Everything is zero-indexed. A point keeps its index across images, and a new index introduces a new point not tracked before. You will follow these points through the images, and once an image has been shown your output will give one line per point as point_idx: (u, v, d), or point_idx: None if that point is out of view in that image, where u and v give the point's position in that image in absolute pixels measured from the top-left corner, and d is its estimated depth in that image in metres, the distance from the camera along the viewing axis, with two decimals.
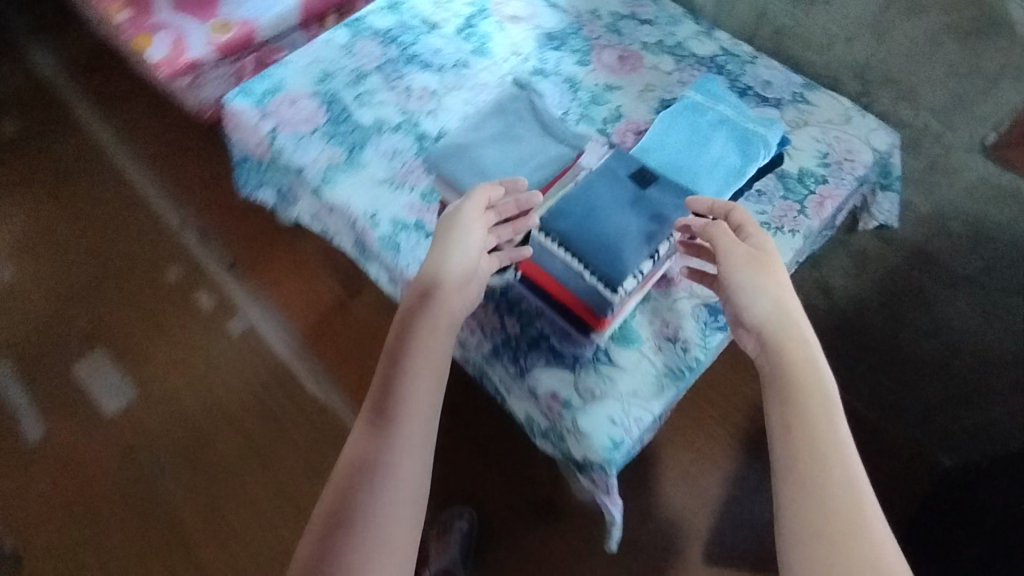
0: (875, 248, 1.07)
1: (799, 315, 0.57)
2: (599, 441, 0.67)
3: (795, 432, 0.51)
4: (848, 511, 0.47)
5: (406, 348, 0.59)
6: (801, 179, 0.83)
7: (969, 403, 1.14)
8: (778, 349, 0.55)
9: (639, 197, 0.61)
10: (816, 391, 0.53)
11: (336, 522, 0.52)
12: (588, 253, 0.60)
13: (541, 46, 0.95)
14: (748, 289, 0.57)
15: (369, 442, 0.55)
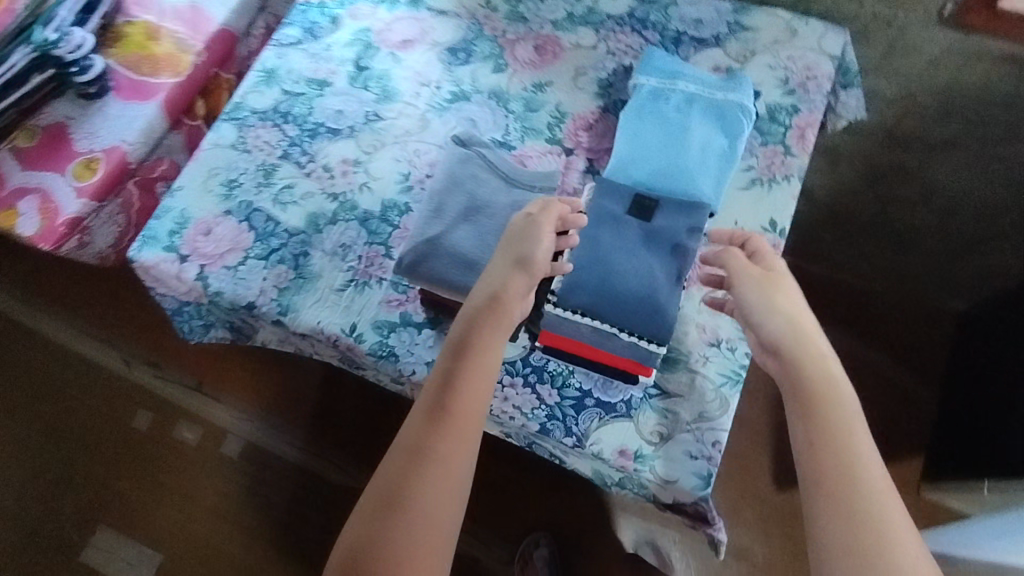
0: (845, 140, 1.03)
1: (817, 335, 0.56)
2: (686, 481, 0.63)
3: (818, 448, 0.50)
4: (879, 525, 0.46)
5: (466, 359, 0.53)
6: (773, 116, 0.76)
7: (969, 255, 1.14)
8: (797, 365, 0.54)
9: (650, 234, 0.59)
10: (835, 408, 0.52)
11: (388, 504, 0.48)
12: (624, 313, 0.57)
13: (447, 64, 0.83)
14: (762, 310, 0.58)
15: (424, 438, 0.50)
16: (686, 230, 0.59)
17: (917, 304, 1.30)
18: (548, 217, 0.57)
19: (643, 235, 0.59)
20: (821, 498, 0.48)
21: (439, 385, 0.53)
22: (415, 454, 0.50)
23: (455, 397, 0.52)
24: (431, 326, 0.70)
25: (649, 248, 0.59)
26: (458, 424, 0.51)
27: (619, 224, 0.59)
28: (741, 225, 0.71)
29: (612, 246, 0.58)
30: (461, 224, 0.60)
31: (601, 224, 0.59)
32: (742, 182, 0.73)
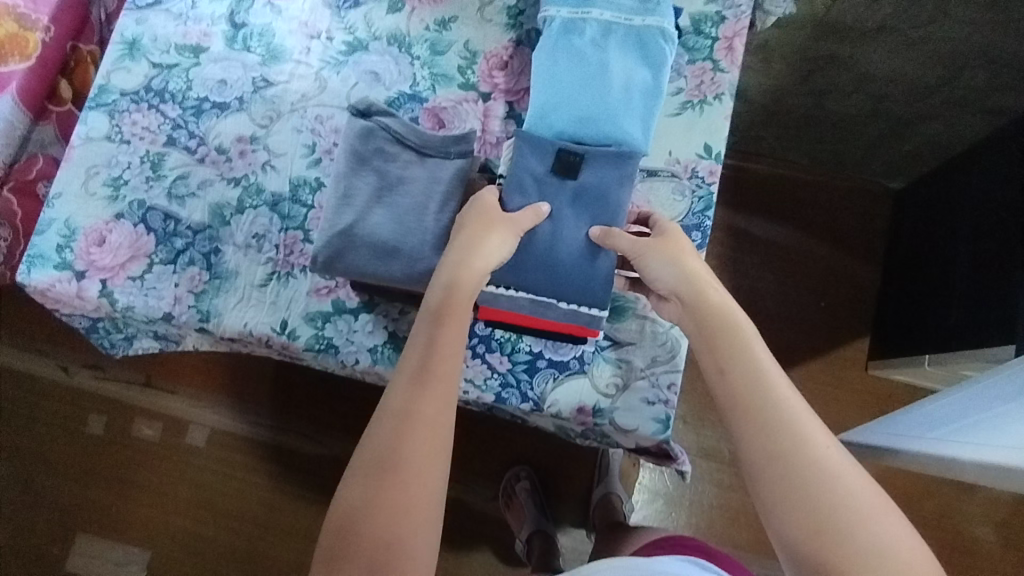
0: (776, 37, 0.98)
1: (709, 275, 0.52)
2: (647, 428, 0.62)
3: (739, 399, 0.46)
4: (804, 459, 0.43)
5: (447, 320, 0.49)
6: (698, 29, 0.71)
7: (902, 137, 1.13)
8: (696, 307, 0.51)
9: (577, 194, 0.56)
10: (745, 351, 0.48)
11: (378, 468, 0.44)
12: (561, 286, 0.55)
13: (336, 9, 0.74)
14: (657, 268, 0.53)
15: (410, 398, 0.46)
16: (615, 182, 0.56)
17: (855, 191, 1.31)
18: (522, 224, 0.53)
19: (572, 197, 0.56)
20: (752, 448, 0.45)
21: (422, 346, 0.48)
22: (402, 415, 0.45)
23: (440, 358, 0.48)
24: (367, 311, 0.66)
25: (580, 210, 0.56)
26: (444, 384, 0.47)
27: (543, 186, 0.56)
28: (675, 155, 0.68)
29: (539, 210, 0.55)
30: (375, 208, 0.54)
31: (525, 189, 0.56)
32: (672, 107, 0.69)
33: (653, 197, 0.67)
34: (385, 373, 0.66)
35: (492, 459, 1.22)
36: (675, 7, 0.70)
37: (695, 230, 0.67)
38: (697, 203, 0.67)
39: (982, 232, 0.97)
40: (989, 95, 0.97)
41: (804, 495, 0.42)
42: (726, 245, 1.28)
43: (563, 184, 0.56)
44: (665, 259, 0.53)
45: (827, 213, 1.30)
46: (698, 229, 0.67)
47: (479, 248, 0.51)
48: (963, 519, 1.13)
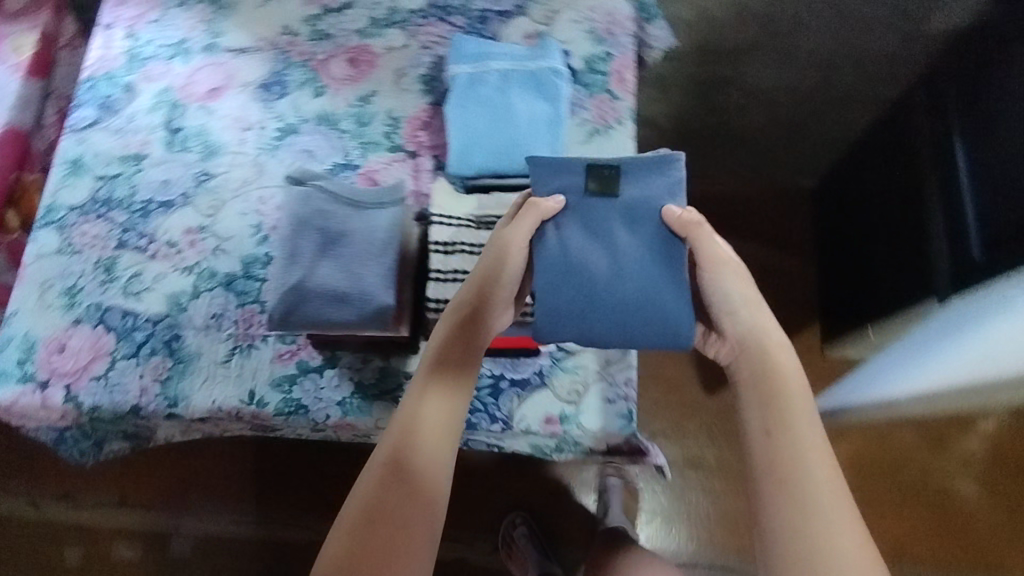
0: (667, 67, 1.10)
1: (776, 333, 0.59)
2: (612, 425, 0.66)
3: (775, 464, 0.53)
4: (815, 526, 0.50)
5: (438, 377, 0.56)
6: (591, 67, 0.80)
7: (801, 137, 1.25)
8: (756, 362, 0.58)
9: (629, 211, 0.60)
10: (790, 424, 0.54)
11: (370, 517, 0.51)
12: (630, 306, 0.58)
13: (265, 101, 0.82)
14: (737, 308, 0.59)
15: (401, 450, 0.53)
16: (666, 190, 0.60)
17: (772, 194, 1.42)
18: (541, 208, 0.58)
19: (622, 211, 0.59)
20: (774, 508, 0.52)
21: (414, 402, 0.56)
22: (393, 465, 0.53)
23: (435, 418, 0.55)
24: (331, 366, 0.69)
25: (633, 224, 0.60)
26: (432, 440, 0.54)
27: (585, 210, 0.60)
28: None
29: (598, 237, 0.59)
30: (321, 261, 0.58)
31: (575, 215, 0.60)
32: (580, 136, 0.77)
33: None
34: (356, 422, 0.68)
35: (486, 510, 1.22)
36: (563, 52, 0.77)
37: None
38: None
39: (886, 205, 1.07)
40: (861, 88, 1.09)
41: (811, 561, 0.49)
42: None
43: (608, 203, 0.60)
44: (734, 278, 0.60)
45: (755, 217, 1.40)
46: None
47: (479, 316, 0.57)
48: (945, 477, 1.23)
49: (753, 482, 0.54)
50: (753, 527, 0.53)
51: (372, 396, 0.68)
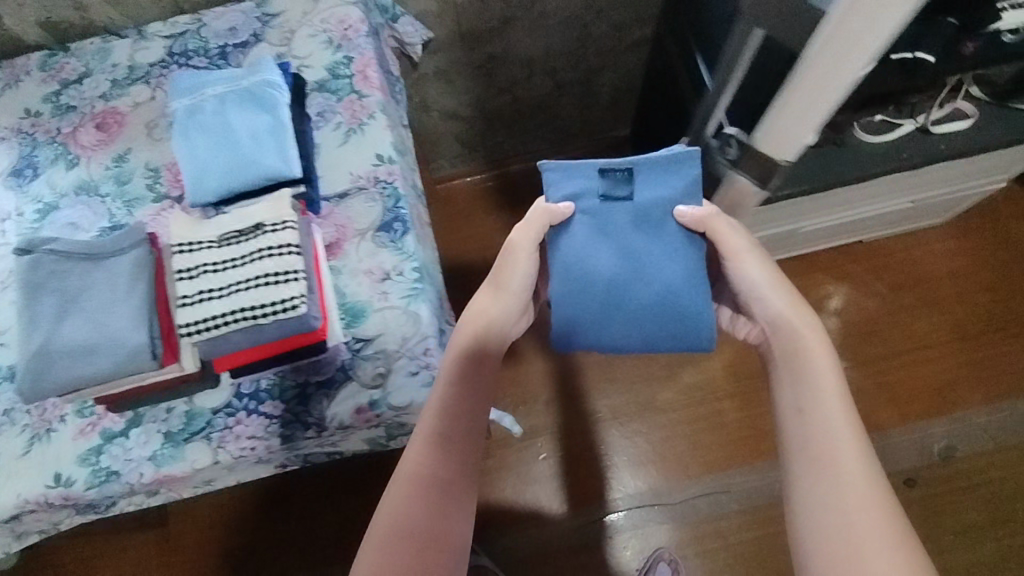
0: (442, 60, 1.13)
1: (809, 322, 0.67)
2: (421, 397, 0.69)
3: (809, 438, 0.60)
4: (845, 494, 0.57)
5: (457, 388, 0.64)
6: (335, 74, 0.83)
7: (596, 93, 1.33)
8: (791, 345, 0.66)
9: (641, 214, 0.68)
10: (821, 404, 0.62)
11: (402, 521, 0.59)
12: (648, 305, 0.66)
13: (19, 187, 0.80)
14: (759, 291, 0.69)
15: (425, 458, 0.62)
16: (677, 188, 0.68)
17: (598, 152, 1.51)
18: (547, 216, 0.67)
19: (636, 213, 0.67)
20: (807, 484, 0.59)
21: (435, 412, 0.63)
22: (419, 470, 0.61)
23: (454, 425, 0.63)
24: (136, 425, 0.69)
25: (645, 225, 0.68)
26: (452, 449, 0.63)
27: (600, 213, 0.68)
28: (356, 172, 0.78)
29: (616, 242, 0.67)
30: (65, 321, 0.58)
31: (591, 219, 0.68)
32: (338, 138, 0.80)
33: (351, 213, 0.76)
34: (173, 472, 0.67)
35: None
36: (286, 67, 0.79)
37: (395, 221, 0.76)
38: (388, 201, 0.77)
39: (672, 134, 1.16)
40: (622, 35, 1.17)
41: (839, 527, 0.56)
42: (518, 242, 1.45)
43: (621, 205, 0.68)
44: (755, 263, 0.69)
45: None
46: (397, 219, 0.76)
47: (489, 327, 0.67)
48: None
49: (789, 456, 0.62)
50: (789, 500, 0.61)
51: (182, 441, 0.68)
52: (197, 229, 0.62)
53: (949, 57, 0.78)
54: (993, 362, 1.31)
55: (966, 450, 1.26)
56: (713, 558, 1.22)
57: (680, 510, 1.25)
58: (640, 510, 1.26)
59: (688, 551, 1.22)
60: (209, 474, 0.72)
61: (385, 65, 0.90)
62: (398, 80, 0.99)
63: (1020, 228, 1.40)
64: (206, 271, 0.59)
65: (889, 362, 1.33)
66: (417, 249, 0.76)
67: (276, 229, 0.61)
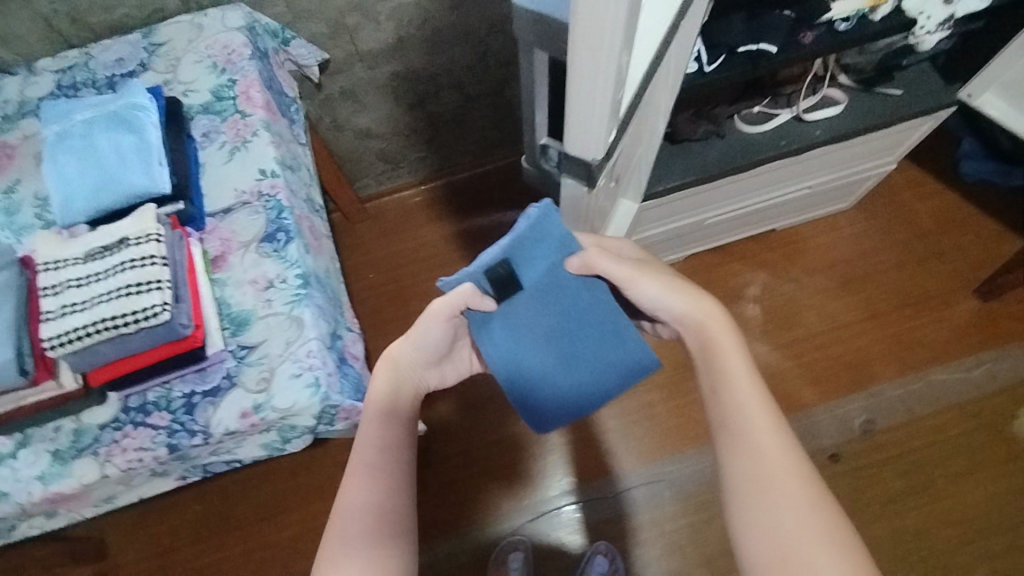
0: (346, 81, 1.17)
1: (712, 306, 0.66)
2: (303, 398, 0.70)
3: (723, 421, 0.61)
4: (759, 470, 0.57)
5: (379, 429, 0.66)
6: (219, 96, 0.87)
7: (508, 107, 1.38)
8: (700, 331, 0.65)
9: (548, 284, 0.65)
10: (731, 386, 0.62)
11: (336, 554, 0.58)
12: (598, 367, 0.67)
13: None
14: (664, 301, 0.67)
15: (359, 489, 0.61)
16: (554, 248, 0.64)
17: (520, 163, 1.56)
18: (457, 299, 0.63)
19: (534, 294, 0.65)
20: (728, 461, 0.59)
21: (370, 446, 0.64)
22: (351, 502, 0.60)
23: (388, 459, 0.64)
24: (23, 447, 0.69)
25: (550, 304, 0.65)
26: (384, 480, 0.62)
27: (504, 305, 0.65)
28: (241, 188, 0.81)
29: (531, 316, 0.65)
30: None
31: (500, 313, 0.65)
32: (222, 156, 0.83)
33: (236, 226, 0.79)
34: (60, 489, 0.67)
35: None
36: (158, 92, 0.83)
37: (279, 231, 0.79)
38: (271, 213, 0.80)
39: None
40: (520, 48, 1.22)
41: (760, 499, 0.56)
42: (449, 255, 1.50)
43: (519, 298, 0.64)
44: (652, 281, 0.67)
45: (510, 189, 1.54)
46: (280, 230, 0.79)
47: (402, 371, 0.70)
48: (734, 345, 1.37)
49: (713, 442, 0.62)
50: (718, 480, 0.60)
51: (72, 457, 0.68)
52: (67, 248, 0.68)
53: (792, 45, 0.83)
54: (907, 336, 1.36)
55: (888, 423, 1.30)
56: (648, 548, 1.24)
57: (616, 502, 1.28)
58: (579, 506, 1.28)
59: (625, 543, 1.25)
60: (104, 489, 0.72)
61: (273, 85, 0.93)
62: (294, 102, 1.02)
63: (922, 207, 1.46)
64: (73, 287, 0.65)
65: (808, 343, 1.37)
66: (302, 257, 0.78)
67: (139, 242, 0.67)
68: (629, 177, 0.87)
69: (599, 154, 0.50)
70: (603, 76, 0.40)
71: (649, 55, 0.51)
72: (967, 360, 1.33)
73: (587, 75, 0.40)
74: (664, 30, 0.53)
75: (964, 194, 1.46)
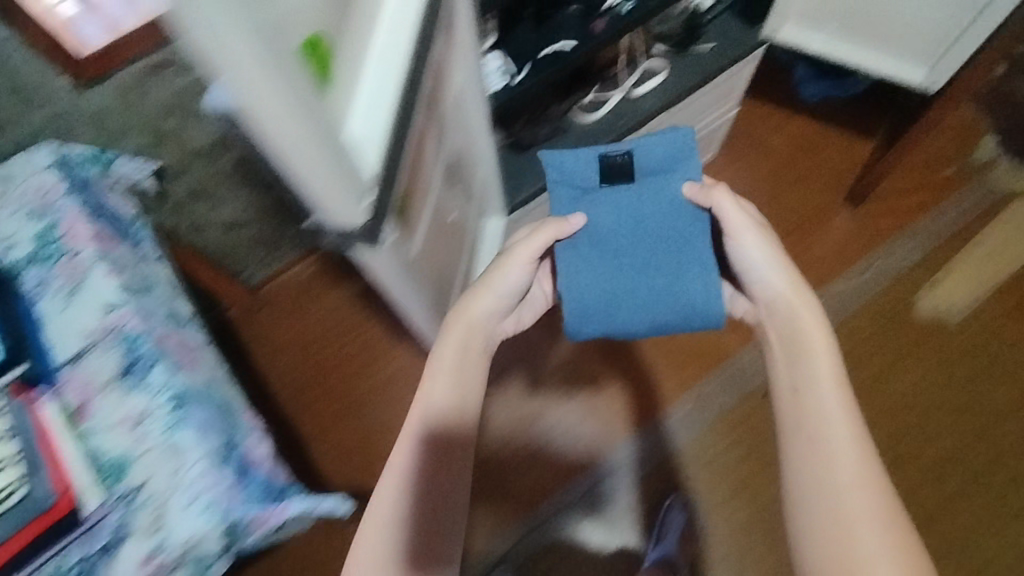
0: (193, 181, 1.15)
1: (805, 304, 0.70)
2: (202, 527, 0.69)
3: (800, 421, 0.63)
4: (832, 472, 0.59)
5: (444, 391, 0.68)
6: (43, 242, 0.83)
7: None
8: (791, 331, 0.70)
9: (659, 187, 0.79)
10: (812, 388, 0.64)
11: (377, 530, 0.62)
12: (665, 283, 0.78)
13: None
14: (757, 266, 0.73)
15: (406, 470, 0.64)
16: (680, 166, 0.80)
17: None
18: (563, 228, 0.77)
19: (641, 192, 0.79)
20: (796, 459, 0.62)
21: (418, 423, 0.67)
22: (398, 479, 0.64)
23: (439, 438, 0.66)
24: None
25: (651, 201, 0.79)
26: (434, 456, 0.65)
27: (604, 195, 0.80)
28: (88, 329, 0.78)
29: (623, 207, 0.79)
30: None
31: (596, 203, 0.80)
32: (61, 301, 0.79)
33: (90, 370, 0.75)
34: None
35: None
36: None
37: (137, 360, 0.76)
38: (124, 345, 0.76)
39: None
40: None
41: (828, 499, 0.59)
42: (360, 315, 1.47)
43: (627, 186, 0.80)
44: (758, 239, 0.74)
45: None
46: (139, 359, 0.76)
47: (474, 318, 0.73)
48: None
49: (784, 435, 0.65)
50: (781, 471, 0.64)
51: None
52: None
53: (587, 36, 0.86)
54: (801, 259, 1.39)
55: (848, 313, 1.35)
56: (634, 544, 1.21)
57: (663, 440, 1.26)
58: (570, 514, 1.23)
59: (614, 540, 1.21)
60: None
61: (104, 213, 0.89)
62: (136, 220, 0.95)
63: (778, 138, 1.50)
64: None
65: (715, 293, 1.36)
66: (170, 379, 0.76)
67: None
68: (468, 199, 0.87)
69: (364, 216, 0.54)
70: (314, 152, 0.45)
71: (391, 111, 0.56)
72: (859, 265, 1.37)
73: (307, 158, 0.45)
74: (397, 84, 0.57)
75: (812, 114, 1.51)
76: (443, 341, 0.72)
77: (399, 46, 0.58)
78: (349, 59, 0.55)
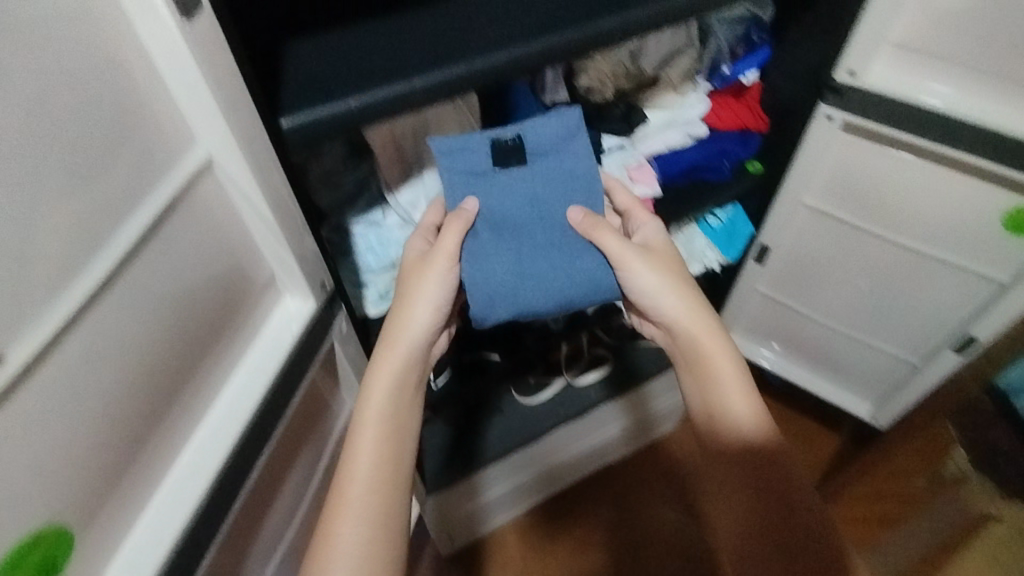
0: None
1: (707, 311, 0.60)
2: None
3: (722, 446, 0.56)
4: (776, 507, 0.52)
5: (362, 430, 0.54)
6: None
7: None
8: (692, 342, 0.59)
9: (553, 168, 0.58)
10: (726, 404, 0.56)
11: None
12: (577, 289, 0.58)
13: None
14: (658, 295, 0.59)
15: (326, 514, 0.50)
16: (569, 139, 0.59)
17: None
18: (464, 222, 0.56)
19: (540, 177, 0.58)
20: (731, 496, 0.54)
21: (368, 459, 0.53)
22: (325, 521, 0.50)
23: (382, 480, 0.52)
24: None
25: (550, 185, 0.58)
26: (348, 498, 0.50)
27: (489, 176, 0.58)
28: None
29: (514, 194, 0.57)
30: None
31: (485, 190, 0.57)
32: None
33: None
34: None
35: None
36: None
37: None
38: None
39: None
40: None
41: (778, 537, 0.51)
42: None
43: (518, 169, 0.58)
44: (645, 269, 0.59)
45: None
46: None
47: (405, 355, 0.57)
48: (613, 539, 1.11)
49: (709, 459, 0.57)
50: (711, 508, 0.56)
51: None
52: None
53: None
54: None
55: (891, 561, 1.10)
56: None
57: None
58: None
59: None
60: None
61: None
62: None
63: None
64: None
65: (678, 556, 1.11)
66: None
67: None
68: None
69: None
70: None
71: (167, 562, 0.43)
72: None
73: None
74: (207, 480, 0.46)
75: None
76: (372, 375, 0.56)
77: (205, 464, 0.47)
78: (120, 511, 0.43)
